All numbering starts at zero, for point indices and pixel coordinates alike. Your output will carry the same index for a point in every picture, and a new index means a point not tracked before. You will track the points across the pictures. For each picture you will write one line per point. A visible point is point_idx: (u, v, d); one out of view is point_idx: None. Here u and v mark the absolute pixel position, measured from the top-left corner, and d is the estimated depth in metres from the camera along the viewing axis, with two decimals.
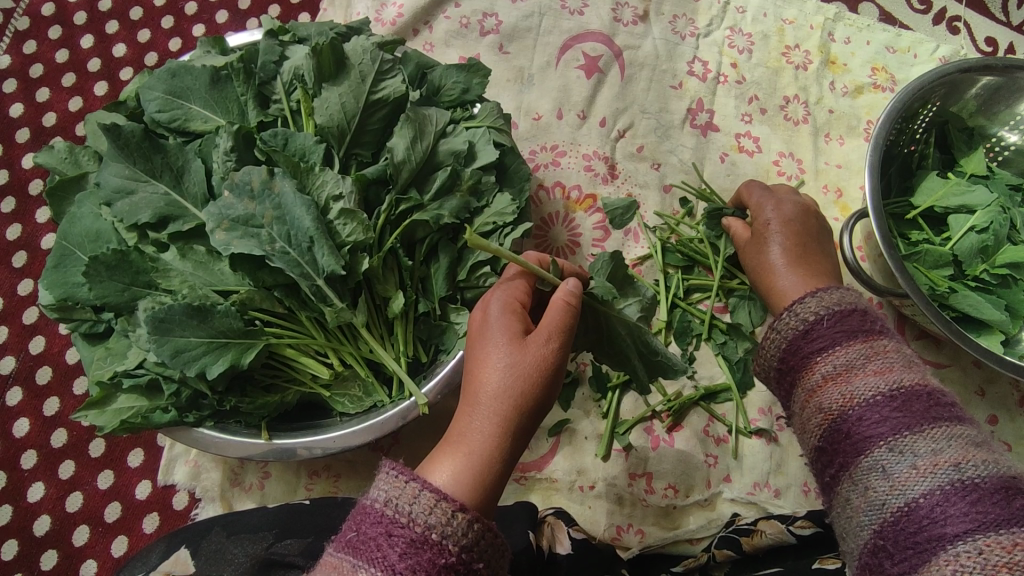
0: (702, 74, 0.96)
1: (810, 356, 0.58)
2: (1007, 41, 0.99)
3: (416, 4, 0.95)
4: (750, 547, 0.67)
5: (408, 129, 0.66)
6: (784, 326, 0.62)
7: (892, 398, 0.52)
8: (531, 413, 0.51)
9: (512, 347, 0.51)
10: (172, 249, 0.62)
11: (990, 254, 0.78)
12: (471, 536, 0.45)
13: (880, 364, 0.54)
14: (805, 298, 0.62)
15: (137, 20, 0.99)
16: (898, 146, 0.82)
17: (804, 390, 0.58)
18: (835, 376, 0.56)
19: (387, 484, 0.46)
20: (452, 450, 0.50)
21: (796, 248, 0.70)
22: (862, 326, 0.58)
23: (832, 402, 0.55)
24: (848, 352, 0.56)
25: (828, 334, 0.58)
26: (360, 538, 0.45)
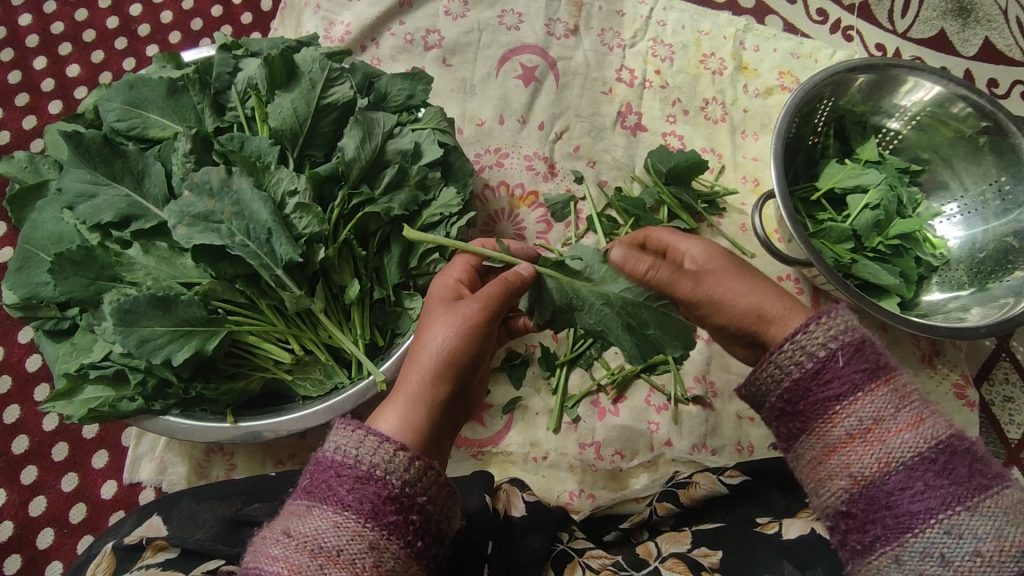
0: (629, 80, 1.05)
1: (827, 402, 0.51)
2: (894, 46, 1.13)
3: (363, 22, 1.02)
4: (687, 498, 0.72)
5: (357, 130, 0.72)
6: (788, 360, 0.53)
7: (933, 460, 0.47)
8: (465, 370, 0.57)
9: (445, 313, 0.57)
10: (136, 246, 0.67)
11: (884, 228, 0.89)
12: (414, 471, 0.49)
13: (912, 416, 0.49)
14: (809, 326, 0.52)
15: (91, 42, 1.03)
16: (801, 137, 0.92)
17: (820, 443, 0.51)
18: (863, 433, 0.49)
19: (337, 434, 0.51)
20: (393, 402, 0.55)
21: (751, 275, 0.60)
22: (877, 362, 0.51)
23: (865, 465, 0.49)
24: (875, 401, 0.50)
25: (844, 375, 0.51)
26: (313, 482, 0.50)
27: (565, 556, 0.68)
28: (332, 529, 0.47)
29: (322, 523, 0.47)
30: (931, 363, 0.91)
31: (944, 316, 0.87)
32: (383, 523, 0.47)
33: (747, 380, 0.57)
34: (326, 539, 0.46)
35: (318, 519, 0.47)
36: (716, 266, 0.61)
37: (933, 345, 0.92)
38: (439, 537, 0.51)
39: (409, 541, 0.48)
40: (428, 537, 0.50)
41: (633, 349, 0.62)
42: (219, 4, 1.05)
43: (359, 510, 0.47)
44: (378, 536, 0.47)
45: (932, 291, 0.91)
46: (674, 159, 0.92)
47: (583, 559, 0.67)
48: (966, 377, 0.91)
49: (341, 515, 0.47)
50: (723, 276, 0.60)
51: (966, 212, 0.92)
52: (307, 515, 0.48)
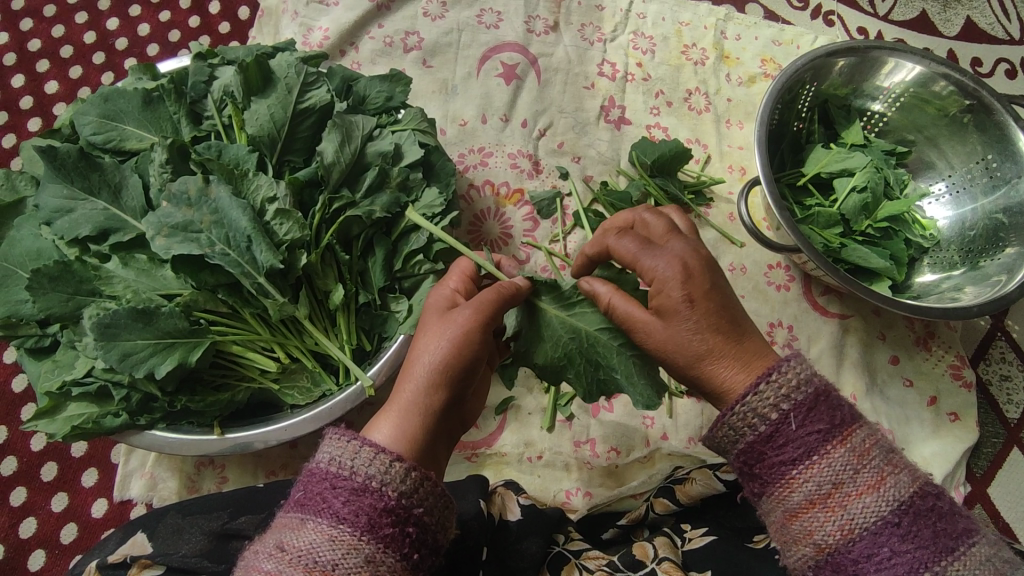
0: (611, 74, 1.05)
1: (784, 466, 0.51)
2: (876, 29, 1.12)
3: (341, 26, 1.01)
4: (684, 496, 0.69)
5: (335, 133, 0.71)
6: (741, 422, 0.53)
7: (896, 524, 0.48)
8: (460, 379, 0.55)
9: (440, 322, 0.57)
10: (115, 258, 0.66)
11: (872, 211, 0.88)
12: (410, 482, 0.49)
13: (870, 477, 0.50)
14: (758, 387, 0.53)
15: (68, 58, 1.02)
16: (786, 124, 0.92)
17: (780, 508, 0.52)
18: (823, 497, 0.50)
19: (331, 445, 0.50)
20: (388, 410, 0.54)
21: (704, 334, 0.55)
22: (831, 420, 0.51)
23: (827, 531, 0.50)
24: (833, 465, 0.50)
25: (799, 439, 0.51)
26: (307, 494, 0.49)
27: (562, 558, 0.67)
28: (327, 542, 0.46)
29: (316, 537, 0.46)
30: (926, 346, 0.90)
31: (938, 296, 0.87)
32: (379, 536, 0.46)
33: (705, 439, 0.57)
34: (321, 553, 0.45)
35: (312, 532, 0.46)
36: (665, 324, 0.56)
37: (927, 327, 0.91)
38: (435, 549, 0.50)
39: (405, 554, 0.47)
40: (424, 549, 0.49)
41: (591, 385, 0.64)
42: (196, 15, 1.05)
43: (354, 523, 0.46)
44: (375, 550, 0.46)
45: (925, 273, 0.90)
46: (658, 150, 0.92)
47: (580, 560, 0.66)
48: (961, 358, 0.90)
49: (336, 529, 0.46)
50: (665, 340, 0.56)
51: (954, 191, 0.92)
52: (300, 528, 0.47)
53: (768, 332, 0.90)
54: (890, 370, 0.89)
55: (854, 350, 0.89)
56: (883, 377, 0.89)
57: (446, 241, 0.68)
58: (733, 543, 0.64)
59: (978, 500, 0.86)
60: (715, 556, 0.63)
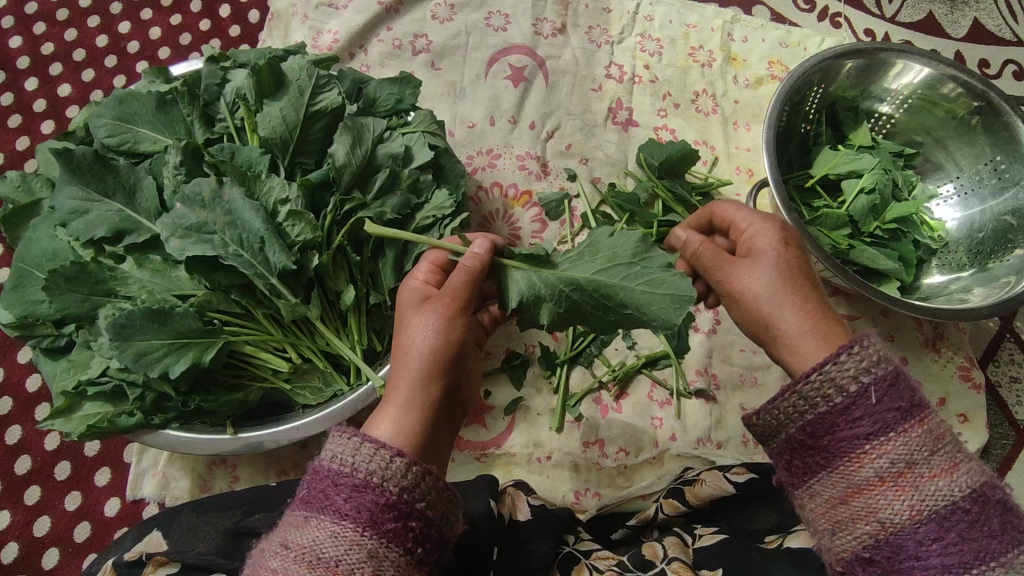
0: (619, 76, 1.05)
1: (856, 440, 0.51)
2: (883, 31, 1.12)
3: (349, 29, 1.02)
4: (694, 496, 0.69)
5: (347, 136, 0.71)
6: (817, 391, 0.52)
7: (967, 510, 0.49)
8: (453, 365, 0.57)
9: (422, 315, 0.57)
10: (130, 259, 0.66)
11: (880, 213, 0.89)
12: (411, 477, 0.49)
13: (942, 461, 0.50)
14: (841, 357, 0.52)
15: (81, 61, 1.03)
16: (794, 125, 0.92)
17: (844, 482, 0.52)
18: (895, 476, 0.50)
19: (333, 442, 0.51)
20: (385, 408, 0.54)
21: (791, 286, 0.59)
22: (909, 399, 0.51)
23: (894, 510, 0.50)
24: (908, 444, 0.50)
25: (877, 414, 0.51)
26: (312, 492, 0.49)
27: (572, 558, 0.66)
28: (330, 538, 0.46)
29: (320, 534, 0.46)
30: (934, 347, 0.90)
31: (946, 298, 0.87)
32: (381, 531, 0.47)
33: (762, 411, 0.56)
34: (325, 549, 0.45)
35: (316, 530, 0.47)
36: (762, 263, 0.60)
37: (935, 329, 0.91)
38: (440, 543, 0.51)
39: (409, 548, 0.47)
40: (429, 543, 0.49)
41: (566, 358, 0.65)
42: (207, 18, 1.06)
43: (356, 519, 0.47)
44: (376, 545, 0.46)
45: (933, 274, 0.90)
46: (666, 152, 0.92)
47: (590, 560, 0.66)
48: (970, 359, 0.90)
49: (340, 525, 0.47)
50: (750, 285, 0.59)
51: (962, 193, 0.92)
52: (304, 526, 0.47)
53: None
54: None
55: None
56: None
57: (412, 230, 0.66)
58: (745, 544, 0.64)
59: None
60: (725, 556, 0.62)
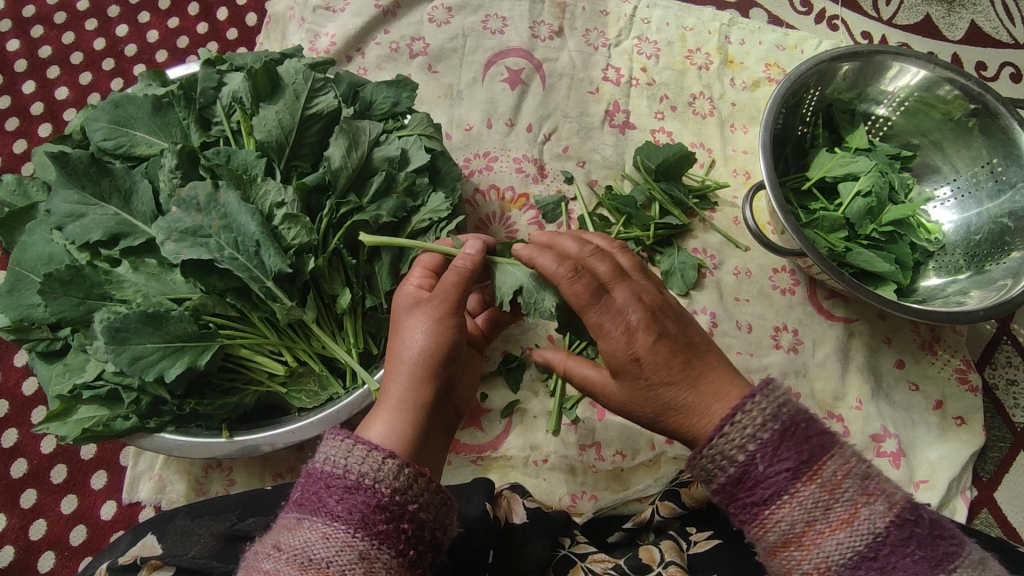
0: (616, 79, 1.05)
1: (755, 506, 0.51)
2: (880, 34, 1.12)
3: (346, 32, 1.02)
4: (690, 499, 0.69)
5: (343, 139, 0.72)
6: (712, 463, 0.53)
7: (872, 557, 0.48)
8: (446, 365, 0.57)
9: (414, 316, 0.58)
10: (125, 263, 0.67)
11: (877, 215, 0.88)
12: (403, 478, 0.49)
13: (842, 512, 0.49)
14: (723, 430, 0.53)
15: (78, 64, 1.04)
16: (790, 128, 0.92)
17: (759, 547, 0.53)
18: (797, 536, 0.50)
19: (327, 445, 0.51)
20: (379, 410, 0.55)
21: (671, 367, 0.57)
22: (798, 456, 0.51)
23: (804, 570, 0.50)
24: (804, 502, 0.50)
25: (769, 479, 0.51)
26: (304, 494, 0.49)
27: (568, 560, 0.66)
28: (321, 540, 0.46)
29: (311, 535, 0.46)
30: (931, 349, 0.90)
31: (944, 300, 0.87)
32: (373, 533, 0.47)
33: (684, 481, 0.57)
34: (316, 551, 0.45)
35: (308, 531, 0.47)
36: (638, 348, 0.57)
37: (932, 332, 0.91)
38: (434, 546, 0.50)
39: (401, 550, 0.47)
40: (421, 545, 0.49)
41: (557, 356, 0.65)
42: (204, 21, 1.06)
43: (348, 520, 0.47)
44: (368, 546, 0.46)
45: (930, 277, 0.90)
46: (662, 154, 0.92)
47: (586, 562, 0.66)
48: (968, 361, 0.90)
49: (331, 526, 0.46)
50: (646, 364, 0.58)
51: (960, 195, 0.92)
52: (296, 528, 0.47)
53: (774, 336, 0.91)
54: (895, 375, 0.89)
55: (859, 354, 0.90)
56: (889, 381, 0.89)
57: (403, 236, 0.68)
58: (738, 547, 0.65)
59: (984, 505, 0.86)
60: (721, 563, 0.63)
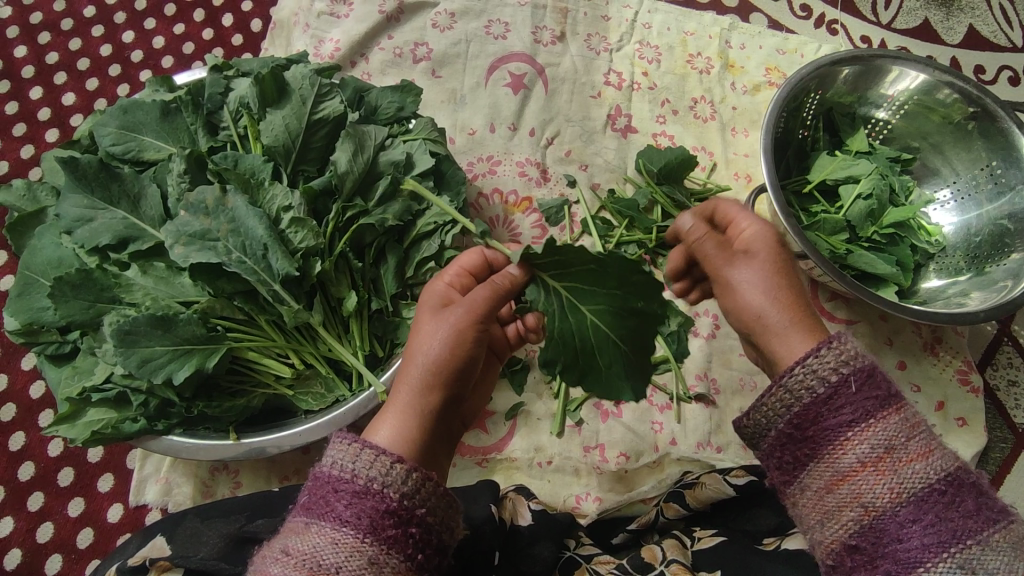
0: (617, 83, 1.06)
1: (839, 428, 0.52)
2: (879, 37, 1.13)
3: (351, 38, 1.03)
4: (694, 501, 0.70)
5: (348, 144, 0.72)
6: (801, 383, 0.53)
7: (941, 492, 0.49)
8: (455, 376, 0.56)
9: (434, 322, 0.57)
10: (134, 267, 0.67)
11: (877, 217, 0.89)
12: (412, 483, 0.49)
13: (919, 446, 0.51)
14: (821, 350, 0.53)
15: (85, 70, 1.04)
16: (791, 131, 0.93)
17: (830, 471, 0.52)
18: (875, 461, 0.50)
19: (334, 448, 0.51)
20: (385, 413, 0.56)
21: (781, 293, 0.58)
22: (886, 389, 0.52)
23: (876, 495, 0.50)
24: (885, 429, 0.51)
25: (857, 403, 0.52)
26: (312, 498, 0.50)
27: (573, 562, 0.67)
28: (330, 545, 0.46)
29: (320, 541, 0.47)
30: (933, 351, 0.91)
31: (944, 302, 0.87)
32: (382, 538, 0.47)
33: (752, 406, 0.56)
34: (325, 557, 0.46)
35: (317, 536, 0.47)
36: (758, 262, 0.59)
37: (934, 332, 0.92)
38: (441, 549, 0.51)
39: (409, 555, 0.48)
40: (429, 549, 0.49)
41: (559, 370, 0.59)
42: (209, 27, 1.07)
43: (357, 525, 0.47)
44: (378, 551, 0.46)
45: (930, 279, 0.91)
46: (665, 157, 0.93)
47: (592, 564, 0.66)
48: (968, 363, 0.90)
49: (339, 532, 0.47)
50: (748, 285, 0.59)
51: (959, 198, 0.93)
52: (305, 533, 0.48)
53: None
54: (897, 376, 0.90)
55: None
56: (891, 383, 0.89)
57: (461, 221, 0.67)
58: (742, 545, 0.64)
59: None
60: (725, 558, 0.63)
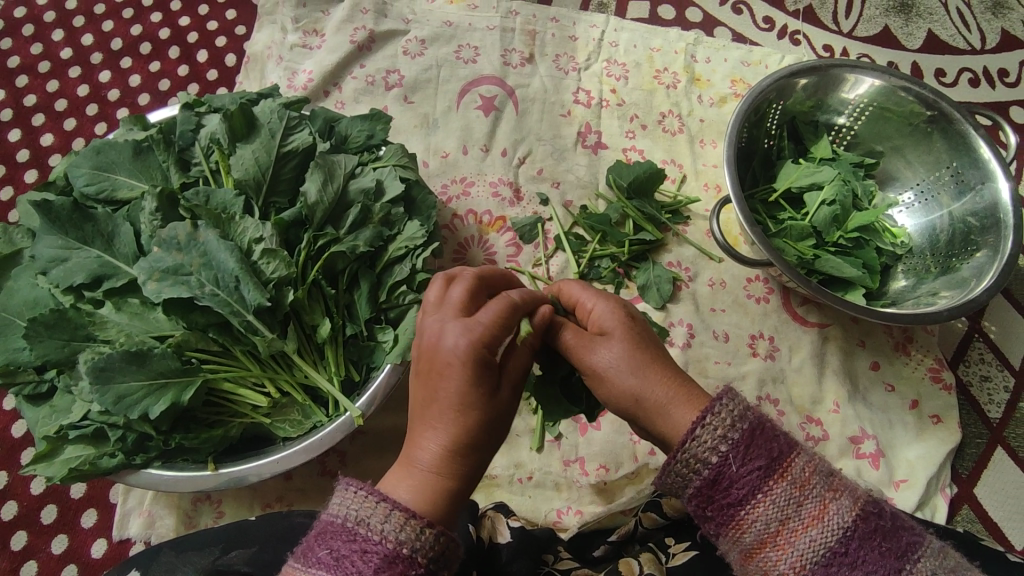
0: (586, 101, 1.09)
1: (731, 508, 0.52)
2: (841, 46, 1.16)
3: (323, 69, 1.05)
4: (670, 509, 0.71)
5: (318, 173, 0.74)
6: (686, 467, 0.53)
7: (842, 553, 0.49)
8: (489, 428, 0.55)
9: (470, 374, 0.54)
10: (108, 304, 0.69)
11: (843, 222, 0.91)
12: (439, 546, 0.50)
13: (813, 509, 0.50)
14: (696, 432, 0.52)
15: (63, 111, 1.07)
16: (756, 141, 0.95)
17: (735, 549, 0.53)
18: (772, 536, 0.51)
19: (357, 504, 0.50)
20: (415, 477, 0.53)
21: (638, 362, 0.58)
22: (769, 454, 0.51)
23: (781, 569, 0.50)
24: (775, 502, 0.51)
25: (743, 480, 0.51)
26: (335, 555, 0.48)
27: None
28: None
29: None
30: (905, 350, 0.92)
31: (914, 302, 0.89)
32: None
33: (654, 483, 0.57)
34: None
35: None
36: (617, 340, 0.59)
37: (905, 332, 0.93)
38: None
39: None
40: None
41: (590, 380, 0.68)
42: (185, 64, 1.10)
43: None
44: None
45: (898, 280, 0.93)
46: (634, 172, 0.95)
47: None
48: (940, 360, 0.92)
49: None
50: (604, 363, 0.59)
51: (922, 200, 0.95)
52: None
53: (750, 344, 0.93)
54: (871, 376, 0.91)
55: (835, 358, 0.91)
56: (865, 384, 0.91)
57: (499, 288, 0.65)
58: (713, 562, 0.67)
59: (964, 501, 0.87)
60: None
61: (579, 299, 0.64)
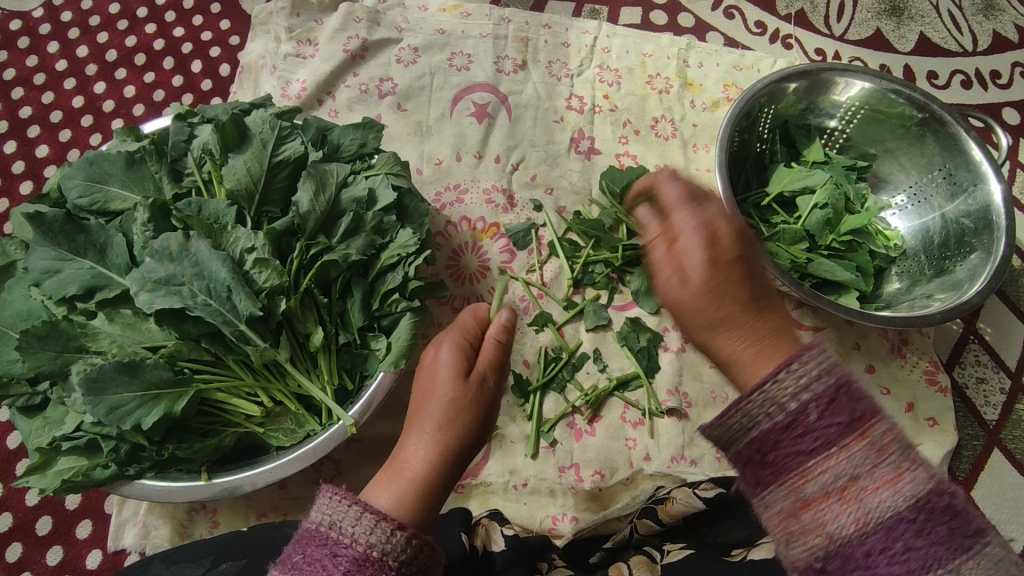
0: (579, 107, 1.09)
1: (801, 456, 0.48)
2: (833, 49, 1.17)
3: (317, 78, 1.05)
4: (666, 516, 0.70)
5: (310, 183, 0.75)
6: (760, 408, 0.50)
7: (911, 520, 0.46)
8: (468, 441, 0.58)
9: (456, 388, 0.58)
10: (101, 315, 0.69)
11: (835, 225, 0.91)
12: (410, 550, 0.50)
13: (888, 472, 0.47)
14: (779, 374, 0.50)
15: (58, 122, 1.07)
16: (748, 146, 0.96)
17: (790, 497, 0.49)
18: (839, 490, 0.47)
19: (330, 508, 0.51)
20: (393, 480, 0.56)
21: (725, 307, 0.54)
22: (851, 413, 0.48)
23: (841, 524, 0.47)
24: (850, 457, 0.47)
25: (820, 431, 0.48)
26: (307, 559, 0.49)
27: None
28: None
29: None
30: (900, 353, 0.92)
31: (910, 303, 0.88)
32: None
33: (709, 425, 0.53)
34: None
35: None
36: (731, 275, 0.54)
37: (899, 335, 0.93)
38: None
39: None
40: None
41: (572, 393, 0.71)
42: (179, 74, 1.10)
43: None
44: None
45: (892, 282, 0.93)
46: (626, 178, 0.95)
47: None
48: (934, 362, 0.92)
49: None
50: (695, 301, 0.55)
51: (915, 203, 0.96)
52: None
53: None
54: (867, 379, 0.90)
55: None
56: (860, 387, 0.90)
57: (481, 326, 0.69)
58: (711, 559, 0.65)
59: None
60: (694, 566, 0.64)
61: (680, 216, 0.57)
